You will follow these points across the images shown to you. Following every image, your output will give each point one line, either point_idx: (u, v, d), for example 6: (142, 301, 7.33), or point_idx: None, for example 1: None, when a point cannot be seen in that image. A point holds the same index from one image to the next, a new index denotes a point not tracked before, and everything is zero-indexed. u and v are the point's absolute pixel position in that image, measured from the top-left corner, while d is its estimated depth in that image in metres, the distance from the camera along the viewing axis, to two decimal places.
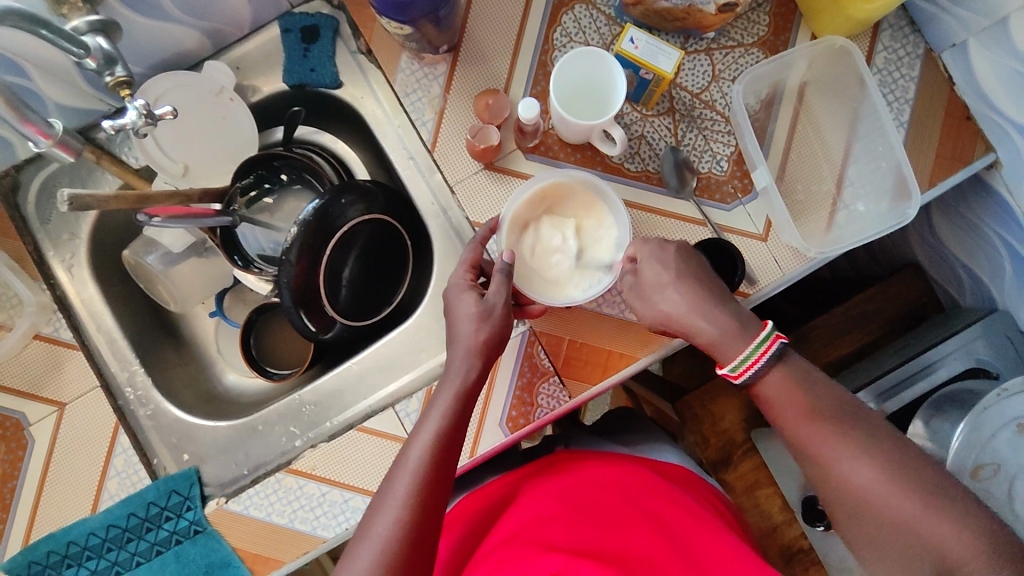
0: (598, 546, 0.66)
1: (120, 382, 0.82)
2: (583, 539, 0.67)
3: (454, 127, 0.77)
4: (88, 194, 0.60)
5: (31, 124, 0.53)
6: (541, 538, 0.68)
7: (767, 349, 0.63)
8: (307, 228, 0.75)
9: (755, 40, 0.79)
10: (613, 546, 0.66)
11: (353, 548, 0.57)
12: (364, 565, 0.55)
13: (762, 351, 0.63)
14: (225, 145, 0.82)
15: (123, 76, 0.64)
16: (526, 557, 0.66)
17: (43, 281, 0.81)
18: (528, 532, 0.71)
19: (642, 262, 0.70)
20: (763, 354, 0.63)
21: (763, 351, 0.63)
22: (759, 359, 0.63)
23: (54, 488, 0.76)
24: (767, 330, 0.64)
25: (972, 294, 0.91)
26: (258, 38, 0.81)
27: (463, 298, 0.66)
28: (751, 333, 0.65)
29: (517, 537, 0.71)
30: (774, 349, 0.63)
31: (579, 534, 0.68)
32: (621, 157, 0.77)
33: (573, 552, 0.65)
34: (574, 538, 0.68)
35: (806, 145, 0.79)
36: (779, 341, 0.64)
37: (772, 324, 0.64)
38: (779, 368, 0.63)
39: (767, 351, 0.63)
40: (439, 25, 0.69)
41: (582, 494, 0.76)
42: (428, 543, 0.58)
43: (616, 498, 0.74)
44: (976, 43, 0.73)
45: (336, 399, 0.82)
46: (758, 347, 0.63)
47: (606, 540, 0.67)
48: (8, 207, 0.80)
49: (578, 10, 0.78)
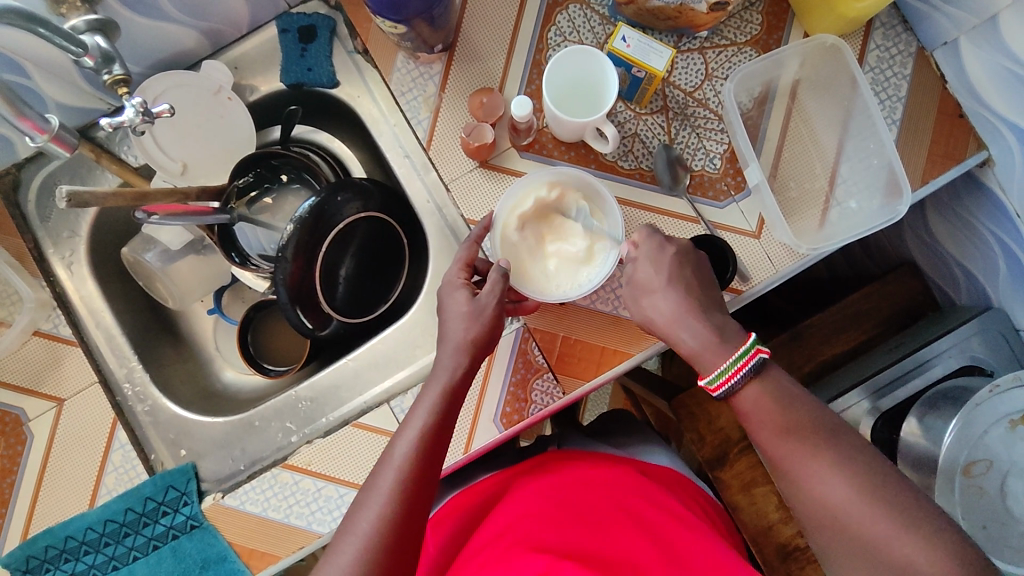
0: (583, 547, 0.67)
1: (118, 378, 0.83)
2: (569, 541, 0.68)
3: (449, 125, 0.78)
4: (87, 191, 0.60)
5: (26, 120, 0.53)
6: (527, 538, 0.69)
7: (746, 363, 0.63)
8: (302, 226, 0.76)
9: (748, 39, 0.79)
10: (596, 548, 0.67)
11: (335, 543, 0.58)
12: (345, 561, 0.56)
13: (739, 366, 0.63)
14: (222, 144, 0.83)
15: (120, 74, 0.63)
16: (512, 558, 0.67)
17: (42, 279, 0.82)
18: (515, 531, 0.71)
19: (636, 261, 0.70)
20: (738, 370, 0.63)
21: (741, 365, 0.63)
22: (735, 374, 0.63)
23: (52, 483, 0.77)
24: (747, 345, 0.64)
25: (968, 292, 0.91)
26: (256, 38, 0.82)
27: (456, 296, 0.67)
28: (730, 348, 0.65)
29: (504, 537, 0.71)
30: (751, 364, 0.63)
31: (565, 535, 0.69)
32: (615, 155, 0.78)
33: (559, 554, 0.66)
34: (560, 539, 0.68)
35: (799, 143, 0.80)
36: (758, 355, 0.63)
37: (753, 338, 0.64)
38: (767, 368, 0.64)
39: (745, 366, 0.63)
40: (433, 24, 0.70)
41: (570, 494, 0.76)
42: (410, 540, 0.58)
43: (603, 499, 0.75)
44: (967, 41, 0.73)
45: (332, 395, 0.83)
46: (735, 362, 0.63)
47: (591, 542, 0.68)
48: (8, 205, 0.81)
49: (572, 10, 0.79)
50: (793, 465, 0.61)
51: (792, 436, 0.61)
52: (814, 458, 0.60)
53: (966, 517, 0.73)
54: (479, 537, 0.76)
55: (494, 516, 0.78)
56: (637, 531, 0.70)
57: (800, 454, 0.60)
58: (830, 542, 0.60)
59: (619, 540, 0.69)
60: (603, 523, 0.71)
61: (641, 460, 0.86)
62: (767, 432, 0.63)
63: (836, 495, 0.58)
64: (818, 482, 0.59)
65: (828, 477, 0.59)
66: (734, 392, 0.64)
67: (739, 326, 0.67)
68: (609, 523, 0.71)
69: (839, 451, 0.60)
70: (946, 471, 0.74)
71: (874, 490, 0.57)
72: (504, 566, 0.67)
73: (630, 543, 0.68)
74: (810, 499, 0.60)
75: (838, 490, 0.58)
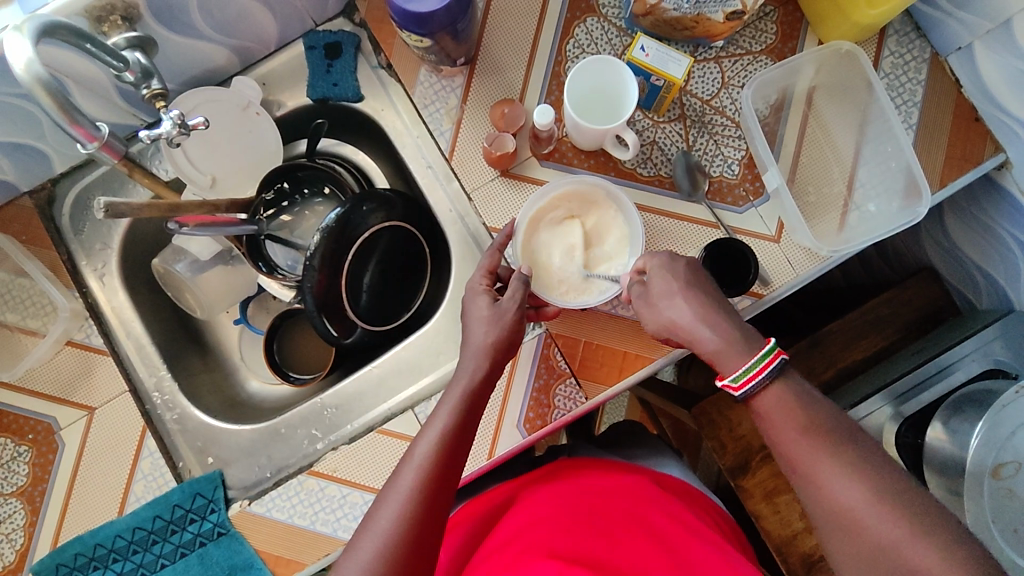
0: (595, 555, 0.67)
1: (147, 387, 0.84)
2: (577, 547, 0.68)
3: (470, 135, 0.80)
4: (123, 201, 0.62)
5: (79, 128, 0.54)
6: (537, 544, 0.69)
7: (769, 363, 0.63)
8: (328, 235, 0.78)
9: (763, 48, 0.81)
10: (610, 558, 0.67)
11: (356, 541, 0.59)
12: (363, 558, 0.56)
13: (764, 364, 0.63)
14: (249, 158, 0.85)
15: (158, 88, 0.65)
16: (523, 563, 0.67)
17: (76, 289, 0.84)
18: (525, 538, 0.71)
19: (647, 278, 0.70)
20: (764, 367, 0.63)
21: (765, 365, 0.63)
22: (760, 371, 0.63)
23: (82, 491, 0.78)
24: (768, 346, 0.63)
25: (990, 296, 0.91)
26: (283, 55, 0.85)
27: (478, 301, 0.68)
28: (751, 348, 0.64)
29: (514, 544, 0.71)
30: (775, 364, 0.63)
31: (576, 542, 0.69)
32: (634, 162, 0.79)
33: (569, 560, 0.65)
34: (571, 546, 0.68)
35: (816, 149, 0.81)
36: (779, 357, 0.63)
37: (773, 342, 0.64)
38: (782, 376, 0.63)
39: (765, 367, 0.63)
40: (456, 37, 0.72)
41: (582, 503, 0.76)
42: (428, 539, 0.58)
43: (616, 508, 0.75)
44: (982, 46, 0.74)
45: (356, 402, 0.84)
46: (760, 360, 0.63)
47: (603, 550, 0.68)
48: (43, 218, 0.84)
49: (589, 23, 0.81)
50: (806, 472, 0.60)
51: (823, 433, 0.60)
52: (828, 468, 0.59)
53: (996, 519, 0.73)
54: (489, 545, 0.76)
55: (505, 522, 0.78)
56: (650, 540, 0.70)
57: (813, 454, 0.60)
58: (835, 550, 0.59)
59: (633, 550, 0.68)
60: (615, 531, 0.71)
61: (657, 471, 0.86)
62: (780, 440, 0.62)
63: (844, 503, 0.57)
64: (834, 489, 0.58)
65: (838, 488, 0.58)
66: (753, 394, 0.64)
67: (757, 330, 0.66)
68: (622, 532, 0.71)
69: (867, 452, 0.60)
70: (974, 474, 0.74)
71: (895, 481, 0.57)
72: (515, 572, 0.67)
73: (644, 551, 0.68)
74: (824, 513, 0.59)
75: (855, 501, 0.57)
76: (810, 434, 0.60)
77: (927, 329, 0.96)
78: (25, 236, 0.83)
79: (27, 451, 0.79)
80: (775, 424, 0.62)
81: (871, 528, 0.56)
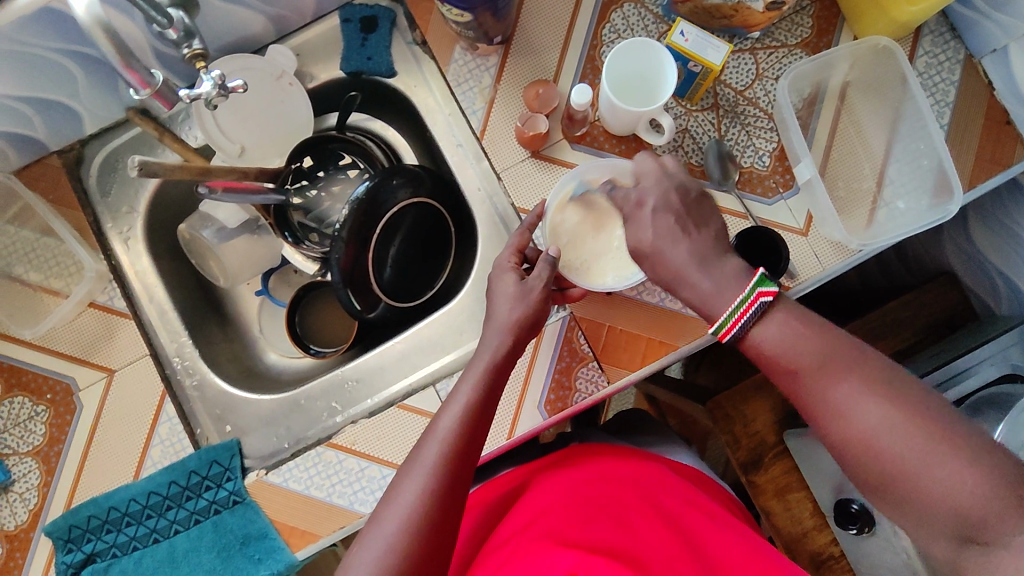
0: (615, 544, 0.66)
1: (168, 352, 0.84)
2: (595, 536, 0.67)
3: (504, 115, 0.80)
4: (156, 161, 0.62)
5: (131, 72, 0.54)
6: (554, 530, 0.69)
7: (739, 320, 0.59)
8: (357, 209, 0.78)
9: (799, 41, 0.81)
10: (628, 546, 0.66)
11: (379, 513, 0.58)
12: (387, 530, 0.56)
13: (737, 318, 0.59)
14: (280, 128, 0.85)
15: (199, 49, 0.64)
16: (538, 549, 0.66)
17: (101, 251, 0.83)
18: (542, 523, 0.71)
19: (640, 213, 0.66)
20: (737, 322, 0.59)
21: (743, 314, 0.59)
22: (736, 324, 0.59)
23: (99, 453, 0.78)
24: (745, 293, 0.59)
25: (1009, 302, 0.91)
26: (318, 26, 0.84)
27: (504, 278, 0.68)
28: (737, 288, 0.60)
29: (532, 528, 0.71)
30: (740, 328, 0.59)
31: (592, 531, 0.68)
32: (666, 149, 0.79)
33: (588, 549, 0.65)
34: (588, 534, 0.67)
35: (847, 144, 0.81)
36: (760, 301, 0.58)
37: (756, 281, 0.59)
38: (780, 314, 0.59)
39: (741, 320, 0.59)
40: (496, 14, 0.72)
41: (598, 489, 0.76)
42: (453, 513, 0.58)
43: (631, 491, 0.75)
44: (1017, 48, 0.75)
45: (376, 376, 0.84)
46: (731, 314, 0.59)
47: (621, 538, 0.68)
48: (71, 179, 0.84)
49: (627, 9, 0.81)
50: (812, 398, 0.57)
51: (820, 360, 0.56)
52: (837, 392, 0.55)
53: None
54: (505, 528, 0.76)
55: (520, 508, 0.77)
56: (666, 526, 0.69)
57: (822, 377, 0.56)
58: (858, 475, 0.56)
59: (650, 538, 0.68)
60: (631, 518, 0.71)
61: (674, 460, 0.85)
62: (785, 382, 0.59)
63: (863, 426, 0.54)
64: (852, 411, 0.55)
65: (853, 410, 0.54)
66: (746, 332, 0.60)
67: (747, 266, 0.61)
68: (639, 518, 0.71)
69: (867, 368, 0.56)
70: None
71: (905, 388, 0.55)
72: (530, 555, 0.66)
73: (662, 537, 0.68)
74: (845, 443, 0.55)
75: (873, 419, 0.54)
76: (813, 368, 0.57)
77: (945, 333, 0.96)
78: (53, 196, 0.83)
79: (45, 411, 0.79)
80: (778, 358, 0.58)
81: (883, 445, 0.53)
